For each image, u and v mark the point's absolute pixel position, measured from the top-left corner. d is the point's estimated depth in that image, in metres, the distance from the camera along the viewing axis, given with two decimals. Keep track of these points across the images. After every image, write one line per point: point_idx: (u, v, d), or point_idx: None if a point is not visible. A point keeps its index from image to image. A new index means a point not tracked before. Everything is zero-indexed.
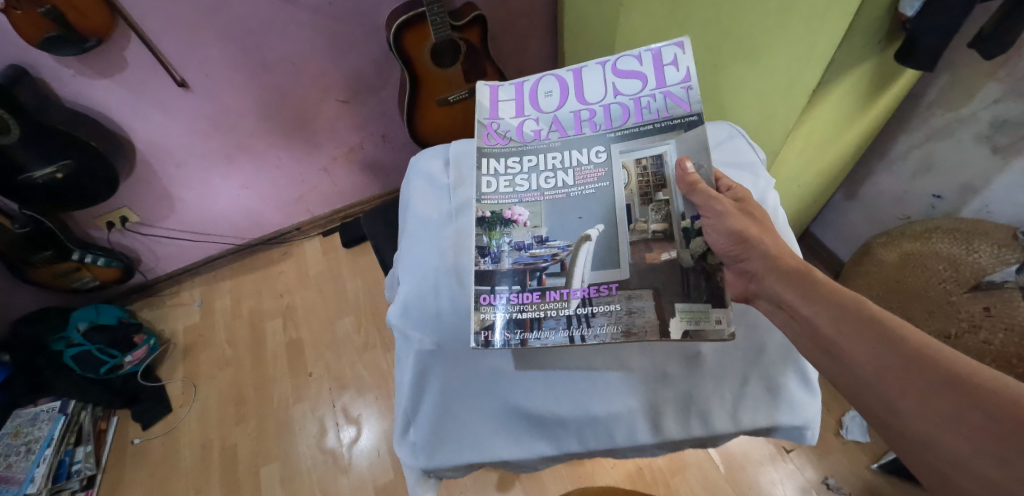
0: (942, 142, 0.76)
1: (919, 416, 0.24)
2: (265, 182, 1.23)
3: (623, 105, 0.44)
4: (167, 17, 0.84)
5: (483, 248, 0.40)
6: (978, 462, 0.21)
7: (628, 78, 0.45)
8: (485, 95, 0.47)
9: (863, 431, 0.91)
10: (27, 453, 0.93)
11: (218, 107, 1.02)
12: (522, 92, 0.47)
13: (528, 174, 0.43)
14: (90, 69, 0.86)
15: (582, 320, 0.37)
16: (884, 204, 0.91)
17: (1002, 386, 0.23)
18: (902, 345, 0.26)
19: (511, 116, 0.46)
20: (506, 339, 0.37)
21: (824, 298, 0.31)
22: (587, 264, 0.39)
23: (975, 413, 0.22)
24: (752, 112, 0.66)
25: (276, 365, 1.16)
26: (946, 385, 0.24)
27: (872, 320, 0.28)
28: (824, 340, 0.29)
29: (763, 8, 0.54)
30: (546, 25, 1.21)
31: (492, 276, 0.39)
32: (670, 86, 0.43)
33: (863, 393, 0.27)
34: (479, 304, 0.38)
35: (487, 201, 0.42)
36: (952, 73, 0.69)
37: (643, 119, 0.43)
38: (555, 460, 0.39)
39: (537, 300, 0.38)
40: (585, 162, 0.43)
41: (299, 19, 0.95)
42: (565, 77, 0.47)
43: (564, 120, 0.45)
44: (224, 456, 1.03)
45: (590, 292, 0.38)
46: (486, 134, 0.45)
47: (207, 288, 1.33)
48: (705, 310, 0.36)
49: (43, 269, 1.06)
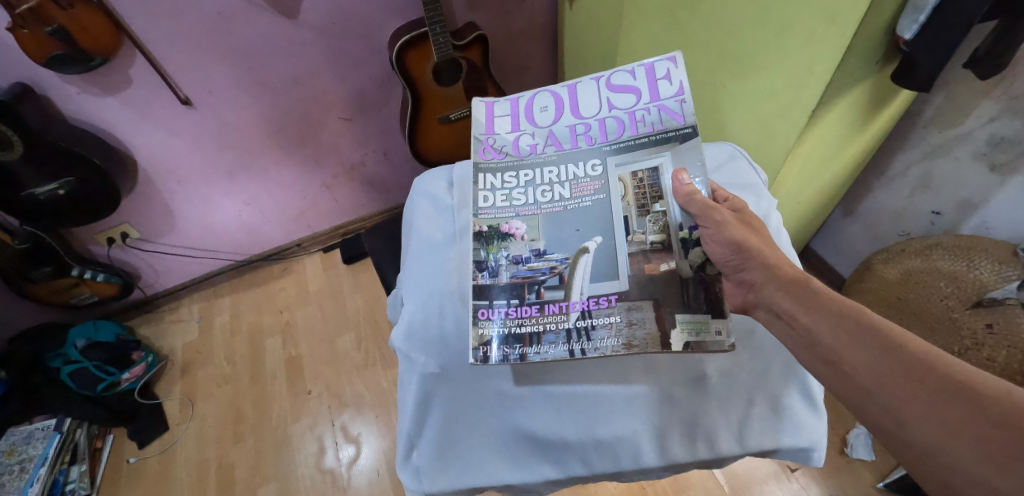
0: (941, 159, 0.76)
1: (922, 425, 0.23)
2: (266, 197, 1.23)
3: (618, 118, 0.45)
4: (172, 35, 0.85)
5: (481, 262, 0.40)
6: (982, 470, 0.20)
7: (623, 92, 0.46)
8: (481, 112, 0.48)
9: (868, 449, 0.90)
10: (20, 472, 0.91)
11: (221, 124, 1.03)
12: (518, 108, 0.48)
13: (525, 188, 0.44)
14: (95, 87, 0.87)
15: (582, 333, 0.37)
16: (884, 221, 0.91)
17: (1003, 394, 0.22)
18: (904, 354, 0.26)
19: (507, 131, 0.47)
20: (504, 354, 0.36)
21: (823, 307, 0.31)
22: (586, 276, 0.38)
23: (979, 422, 0.21)
24: (749, 131, 0.67)
25: (276, 382, 1.15)
26: (946, 392, 0.23)
27: (872, 328, 0.28)
28: (822, 349, 0.29)
29: (762, 28, 0.55)
30: (546, 42, 1.22)
31: (489, 290, 0.39)
32: (664, 100, 0.44)
33: (864, 402, 0.26)
34: (477, 319, 0.38)
35: (483, 215, 0.42)
36: (947, 92, 0.70)
37: (639, 132, 0.43)
38: (559, 484, 0.38)
39: (536, 313, 0.38)
40: (581, 175, 0.43)
41: (302, 37, 0.96)
42: (560, 92, 0.48)
43: (559, 134, 0.46)
44: (222, 475, 1.02)
45: (590, 304, 0.38)
46: (483, 149, 0.46)
47: (206, 303, 1.33)
48: (704, 321, 0.36)
49: (42, 284, 1.07)
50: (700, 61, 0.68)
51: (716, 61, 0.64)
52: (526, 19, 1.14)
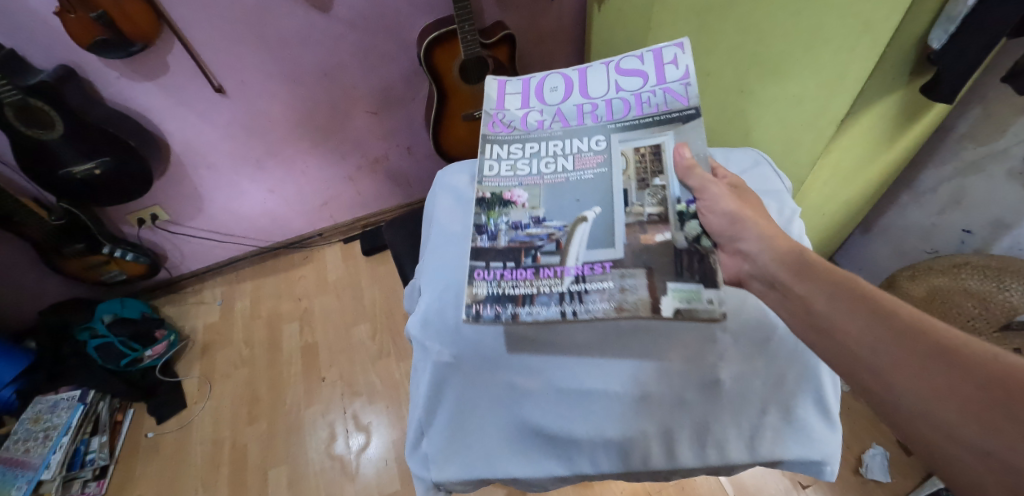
0: (974, 176, 0.74)
1: (910, 387, 0.22)
2: (292, 187, 1.26)
3: (625, 99, 0.45)
4: (210, 25, 0.88)
5: (481, 226, 0.41)
6: (966, 429, 0.20)
7: (630, 76, 0.46)
8: (493, 88, 0.49)
9: (884, 471, 0.88)
10: (44, 439, 0.96)
11: (251, 112, 1.05)
12: (528, 87, 0.49)
13: (530, 159, 0.44)
14: (134, 72, 0.90)
15: (575, 297, 0.37)
16: (911, 238, 0.89)
17: (994, 356, 0.21)
18: (896, 320, 0.25)
19: (516, 108, 0.47)
20: (496, 312, 0.36)
21: (816, 278, 0.31)
22: (583, 243, 0.38)
23: (964, 383, 0.21)
24: (776, 140, 0.66)
25: (291, 367, 1.17)
26: (938, 355, 0.22)
27: (867, 298, 0.27)
28: (816, 318, 0.29)
29: (794, 35, 0.54)
30: (574, 44, 1.22)
31: (486, 252, 0.39)
32: (670, 83, 0.44)
33: (857, 370, 0.26)
34: (472, 278, 0.38)
35: (487, 183, 0.43)
36: (984, 107, 0.68)
37: (643, 112, 0.43)
38: (565, 481, 0.39)
39: (530, 276, 0.38)
40: (585, 149, 0.43)
41: (333, 31, 0.98)
42: (570, 74, 0.49)
43: (567, 112, 0.46)
44: (233, 455, 1.04)
45: (584, 270, 0.38)
46: (492, 123, 0.46)
47: (228, 287, 1.36)
48: (695, 290, 0.36)
49: (75, 261, 1.11)
50: (728, 67, 0.67)
51: (744, 67, 0.64)
52: (555, 20, 1.14)
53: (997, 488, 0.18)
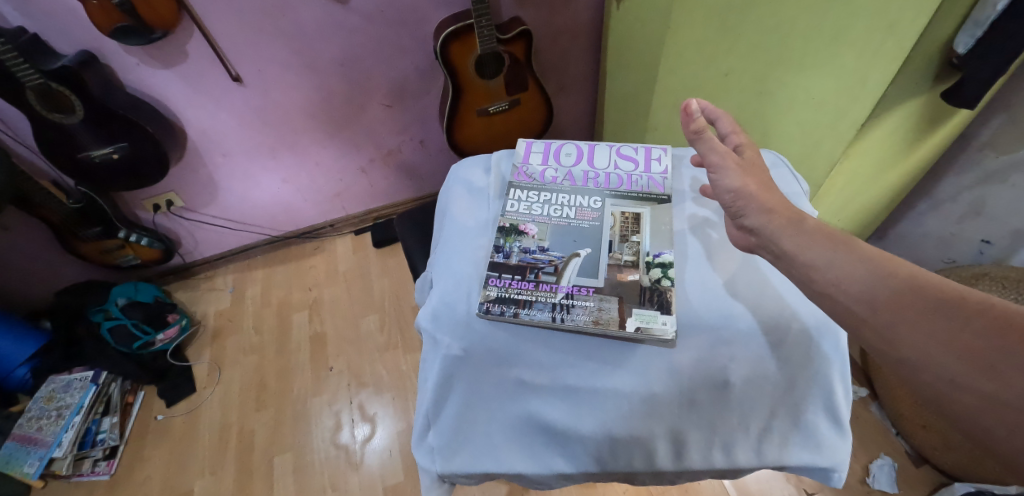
0: (995, 186, 0.73)
1: (914, 343, 0.23)
2: (305, 177, 1.27)
3: (620, 176, 0.51)
4: (230, 15, 0.89)
5: (497, 245, 0.45)
6: (969, 375, 0.21)
7: (626, 160, 0.53)
8: (520, 145, 0.55)
9: (891, 481, 0.88)
10: (57, 417, 0.98)
11: (267, 101, 1.06)
12: (549, 148, 0.55)
13: (542, 205, 0.48)
14: (153, 59, 0.91)
15: (564, 307, 0.40)
16: (928, 248, 0.88)
17: (991, 305, 0.22)
18: (895, 277, 0.25)
19: (537, 163, 0.53)
20: (501, 311, 0.40)
21: (812, 238, 0.30)
22: (576, 270, 0.42)
23: (967, 335, 0.21)
24: (795, 143, 0.65)
25: (299, 356, 1.19)
26: (941, 307, 0.23)
27: (864, 255, 0.27)
28: (815, 282, 0.28)
29: (817, 36, 0.54)
30: (591, 41, 1.21)
31: (501, 266, 0.43)
32: (653, 174, 0.51)
33: (860, 329, 0.26)
34: (486, 283, 0.42)
35: (509, 215, 0.47)
36: (1009, 114, 0.67)
37: (632, 188, 0.50)
38: (569, 478, 0.40)
39: (531, 288, 0.42)
40: (585, 205, 0.48)
41: (350, 23, 0.98)
42: (582, 146, 0.55)
43: (576, 175, 0.51)
44: (241, 440, 1.06)
45: (574, 290, 0.41)
46: (516, 173, 0.52)
47: (239, 275, 1.37)
48: (653, 314, 0.38)
49: (91, 244, 1.12)
50: (748, 67, 0.67)
51: (764, 69, 0.63)
52: (572, 17, 1.14)
53: (998, 425, 0.20)
